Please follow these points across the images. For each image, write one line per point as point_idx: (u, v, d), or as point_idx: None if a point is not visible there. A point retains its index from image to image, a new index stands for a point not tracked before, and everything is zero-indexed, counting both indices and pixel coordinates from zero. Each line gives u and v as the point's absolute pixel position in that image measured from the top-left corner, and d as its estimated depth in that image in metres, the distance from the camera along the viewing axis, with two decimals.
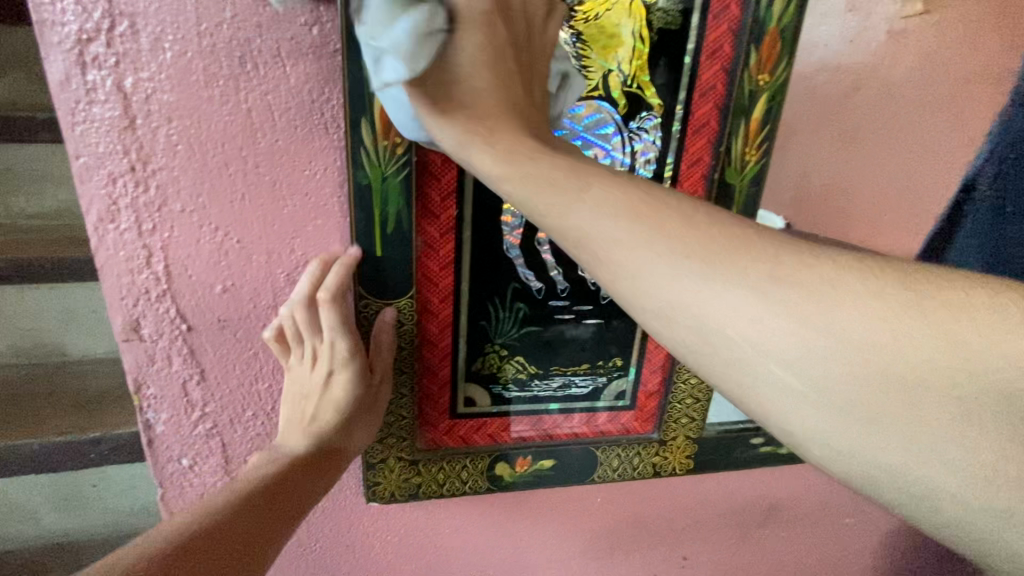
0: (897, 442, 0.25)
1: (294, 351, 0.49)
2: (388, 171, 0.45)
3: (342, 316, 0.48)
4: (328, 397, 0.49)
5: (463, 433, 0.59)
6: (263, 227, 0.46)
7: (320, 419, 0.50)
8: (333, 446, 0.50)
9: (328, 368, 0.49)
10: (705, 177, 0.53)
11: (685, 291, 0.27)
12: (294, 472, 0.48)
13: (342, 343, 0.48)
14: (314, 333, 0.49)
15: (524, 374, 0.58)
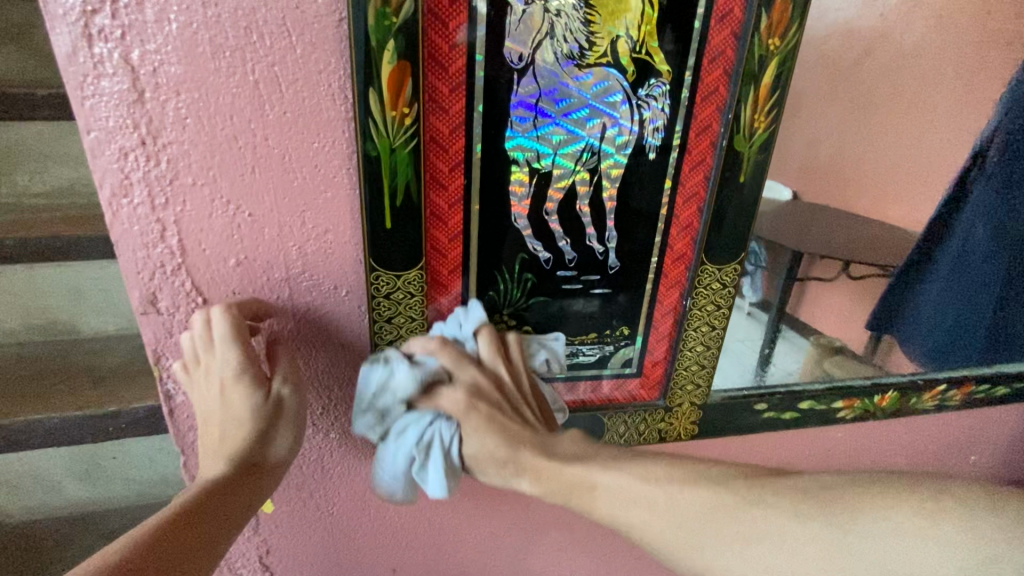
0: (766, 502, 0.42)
1: (192, 375, 0.49)
2: (395, 141, 0.45)
3: (227, 328, 0.47)
4: (235, 412, 0.49)
5: None
6: (274, 200, 0.47)
7: (234, 435, 0.49)
8: (252, 459, 0.49)
9: (222, 384, 0.48)
10: (714, 145, 0.53)
11: (614, 494, 0.48)
12: (215, 490, 0.47)
13: (229, 355, 0.47)
14: (209, 348, 0.48)
15: None
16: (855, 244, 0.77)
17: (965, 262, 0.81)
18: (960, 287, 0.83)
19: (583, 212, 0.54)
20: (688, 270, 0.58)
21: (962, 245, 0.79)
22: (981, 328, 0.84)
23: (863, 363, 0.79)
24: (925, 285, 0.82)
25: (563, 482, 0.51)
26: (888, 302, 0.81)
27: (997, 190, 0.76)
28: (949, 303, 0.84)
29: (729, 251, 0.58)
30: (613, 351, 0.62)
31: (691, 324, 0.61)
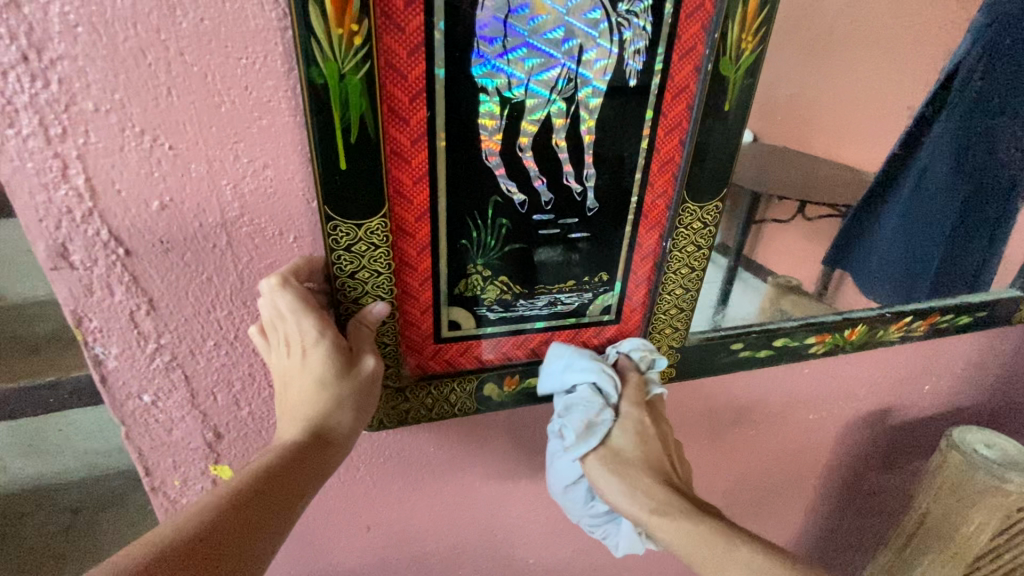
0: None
1: (267, 344, 0.46)
2: (345, 66, 0.39)
3: (298, 295, 0.44)
4: (311, 378, 0.45)
5: (448, 356, 0.57)
6: (198, 131, 0.40)
7: (309, 400, 0.45)
8: (325, 430, 0.45)
9: (299, 349, 0.45)
10: (697, 70, 0.48)
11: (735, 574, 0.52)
12: (287, 460, 0.43)
13: (307, 321, 0.44)
14: (279, 315, 0.44)
15: (509, 295, 0.55)
16: (818, 183, 0.76)
17: (923, 195, 0.81)
18: (917, 222, 0.83)
19: (558, 146, 0.49)
20: (670, 209, 0.55)
21: (921, 177, 0.80)
22: (932, 263, 0.86)
23: (814, 301, 0.79)
24: (883, 221, 0.82)
25: (688, 538, 0.54)
26: (849, 237, 0.81)
27: (958, 121, 0.77)
28: (906, 239, 0.85)
29: (712, 188, 0.54)
30: (592, 298, 0.59)
31: (672, 267, 0.58)
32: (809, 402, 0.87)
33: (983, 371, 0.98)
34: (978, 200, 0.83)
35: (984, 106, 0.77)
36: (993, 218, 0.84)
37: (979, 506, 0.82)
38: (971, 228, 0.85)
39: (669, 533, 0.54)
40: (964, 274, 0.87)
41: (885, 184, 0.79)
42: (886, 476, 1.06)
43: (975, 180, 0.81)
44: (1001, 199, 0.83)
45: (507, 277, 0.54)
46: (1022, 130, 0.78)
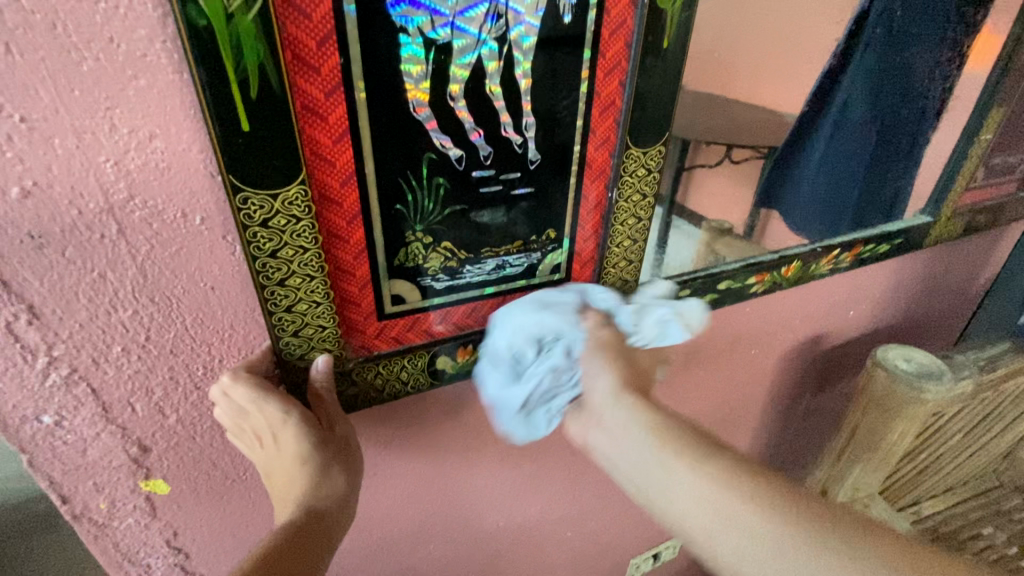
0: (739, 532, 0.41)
1: (243, 436, 0.48)
2: (232, 4, 0.32)
3: (257, 387, 0.46)
4: (293, 455, 0.48)
5: (395, 332, 0.53)
6: (57, 96, 0.33)
7: (299, 473, 0.48)
8: (320, 502, 0.48)
9: (273, 433, 0.47)
10: (634, 3, 0.45)
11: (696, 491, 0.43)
12: (298, 530, 0.46)
13: (273, 407, 0.46)
14: (242, 411, 0.46)
15: (455, 261, 0.52)
16: (741, 128, 0.76)
17: (840, 131, 0.85)
18: (837, 158, 0.88)
19: (494, 94, 0.45)
20: (613, 157, 0.52)
21: (838, 114, 0.83)
22: (852, 196, 0.91)
23: (744, 243, 0.80)
24: (804, 162, 0.86)
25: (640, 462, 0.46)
26: (772, 179, 0.84)
27: (874, 57, 0.80)
28: (826, 174, 0.89)
29: (654, 132, 0.52)
30: (543, 256, 0.56)
31: (618, 218, 0.56)
32: (751, 338, 0.91)
33: (898, 292, 1.06)
34: (893, 133, 0.88)
35: (897, 40, 0.80)
36: (903, 148, 0.90)
37: (902, 416, 0.88)
38: (885, 160, 0.90)
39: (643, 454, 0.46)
40: (878, 209, 0.93)
41: (805, 122, 0.82)
42: (819, 397, 1.15)
43: (888, 113, 0.86)
44: (908, 133, 0.88)
45: (450, 242, 0.50)
46: (929, 61, 0.82)
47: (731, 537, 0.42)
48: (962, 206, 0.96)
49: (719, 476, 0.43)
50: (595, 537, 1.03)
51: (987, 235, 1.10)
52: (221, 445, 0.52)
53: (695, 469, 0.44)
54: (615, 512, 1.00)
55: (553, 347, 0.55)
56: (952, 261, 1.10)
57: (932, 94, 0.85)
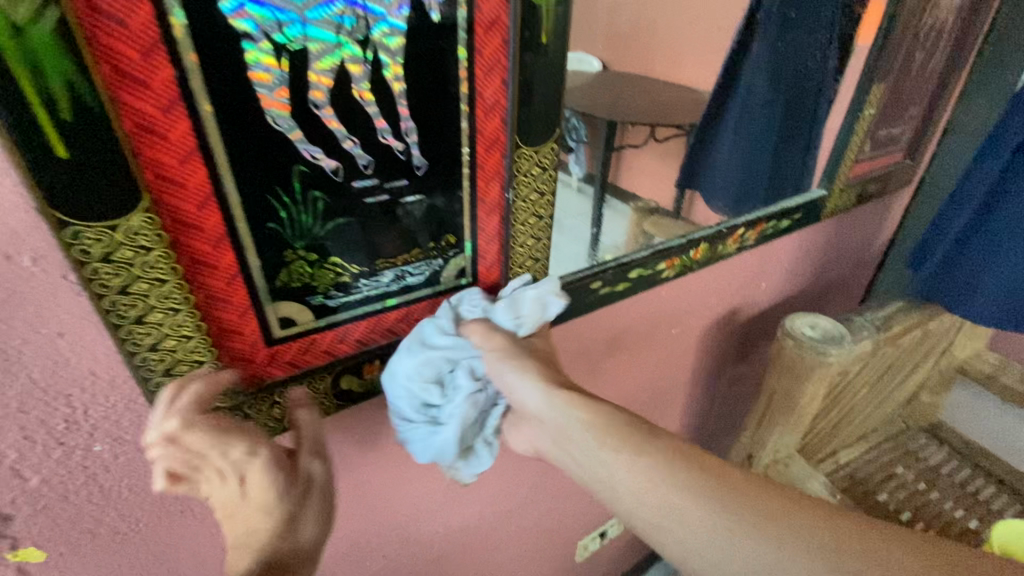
0: (687, 527, 0.42)
1: (192, 482, 0.42)
2: (17, 14, 0.28)
3: (209, 432, 0.42)
4: (263, 498, 0.44)
5: (289, 357, 0.49)
6: None
7: (265, 520, 0.44)
8: (284, 546, 0.45)
9: (239, 477, 0.43)
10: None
11: (638, 495, 0.44)
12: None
13: (235, 450, 0.43)
14: (195, 458, 0.41)
15: (348, 276, 0.49)
16: (647, 112, 0.92)
17: (749, 106, 1.00)
18: (747, 131, 1.03)
19: (365, 100, 0.42)
20: (505, 157, 0.51)
21: (745, 93, 0.99)
22: (763, 168, 1.03)
23: (672, 221, 0.86)
24: (721, 134, 1.03)
25: (591, 470, 0.47)
26: (692, 151, 1.00)
27: (771, 44, 0.94)
28: (740, 146, 1.04)
29: (543, 129, 0.51)
30: (444, 262, 0.54)
31: (518, 218, 0.56)
32: (672, 318, 0.94)
33: (804, 262, 1.13)
34: (795, 112, 0.99)
35: (790, 25, 0.91)
36: (807, 128, 0.98)
37: (812, 380, 0.93)
38: (794, 136, 1.00)
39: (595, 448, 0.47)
40: (790, 179, 1.01)
41: (718, 102, 1.00)
42: (741, 365, 1.20)
43: (791, 90, 0.98)
44: (811, 109, 0.97)
45: (339, 258, 0.47)
46: (816, 42, 0.91)
47: (693, 535, 0.42)
48: (852, 178, 1.02)
49: (656, 466, 0.45)
50: (540, 525, 1.04)
51: (879, 201, 1.18)
52: (101, 501, 0.47)
53: (634, 461, 0.45)
54: (556, 499, 1.02)
55: (455, 377, 0.55)
56: (851, 228, 1.18)
57: (827, 72, 0.92)
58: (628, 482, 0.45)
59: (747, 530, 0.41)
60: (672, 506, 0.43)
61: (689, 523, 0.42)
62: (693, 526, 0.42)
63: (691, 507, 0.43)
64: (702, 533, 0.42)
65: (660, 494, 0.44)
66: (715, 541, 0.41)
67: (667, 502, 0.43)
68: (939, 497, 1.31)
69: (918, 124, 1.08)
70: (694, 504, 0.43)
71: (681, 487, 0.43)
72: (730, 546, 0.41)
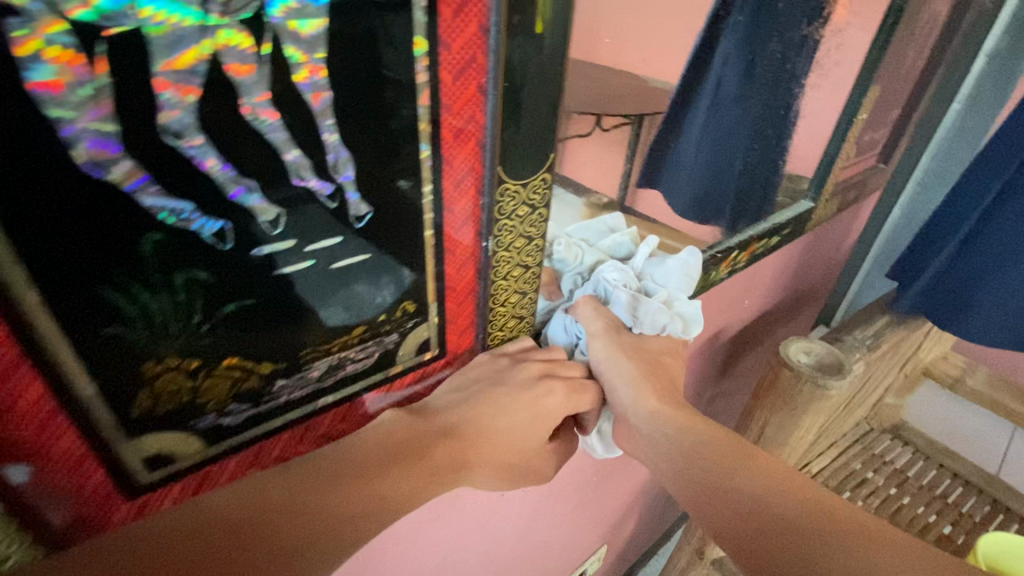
0: (722, 479, 0.47)
1: None
2: None
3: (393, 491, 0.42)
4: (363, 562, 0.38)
5: (170, 504, 0.33)
6: None
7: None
8: None
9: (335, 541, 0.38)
10: None
11: (675, 463, 0.50)
12: None
13: None
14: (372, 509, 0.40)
15: (257, 381, 0.32)
16: (600, 92, 0.65)
17: (717, 112, 0.78)
18: (713, 136, 0.81)
19: (268, 123, 0.26)
20: (482, 194, 0.37)
21: (715, 90, 0.75)
22: (731, 183, 0.84)
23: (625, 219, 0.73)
24: (682, 137, 0.79)
25: (648, 432, 0.52)
26: (655, 152, 0.77)
27: (745, 35, 0.71)
28: (705, 152, 0.82)
29: (534, 155, 0.37)
30: (401, 338, 0.39)
31: (498, 272, 0.41)
32: None
33: (783, 276, 1.04)
34: (770, 123, 0.80)
35: (770, 13, 0.70)
36: (776, 140, 0.83)
37: (808, 413, 0.83)
38: (766, 149, 0.83)
39: (662, 415, 0.52)
40: (756, 195, 0.87)
41: (680, 96, 0.75)
42: (718, 384, 1.11)
43: (764, 95, 0.77)
44: (782, 117, 0.80)
45: (240, 357, 0.31)
46: (795, 36, 0.72)
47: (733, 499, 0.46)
48: (838, 185, 0.94)
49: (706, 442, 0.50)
50: None
51: (854, 207, 1.11)
52: None
53: (707, 440, 0.51)
54: (529, 561, 0.88)
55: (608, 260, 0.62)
56: (826, 236, 1.10)
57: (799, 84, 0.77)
58: (703, 448, 0.50)
59: (759, 509, 0.44)
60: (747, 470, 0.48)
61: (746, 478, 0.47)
62: (714, 482, 0.47)
63: (724, 467, 0.48)
64: (746, 500, 0.45)
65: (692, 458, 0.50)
66: (740, 499, 0.46)
67: (695, 463, 0.49)
68: (911, 501, 1.27)
69: (894, 127, 1.01)
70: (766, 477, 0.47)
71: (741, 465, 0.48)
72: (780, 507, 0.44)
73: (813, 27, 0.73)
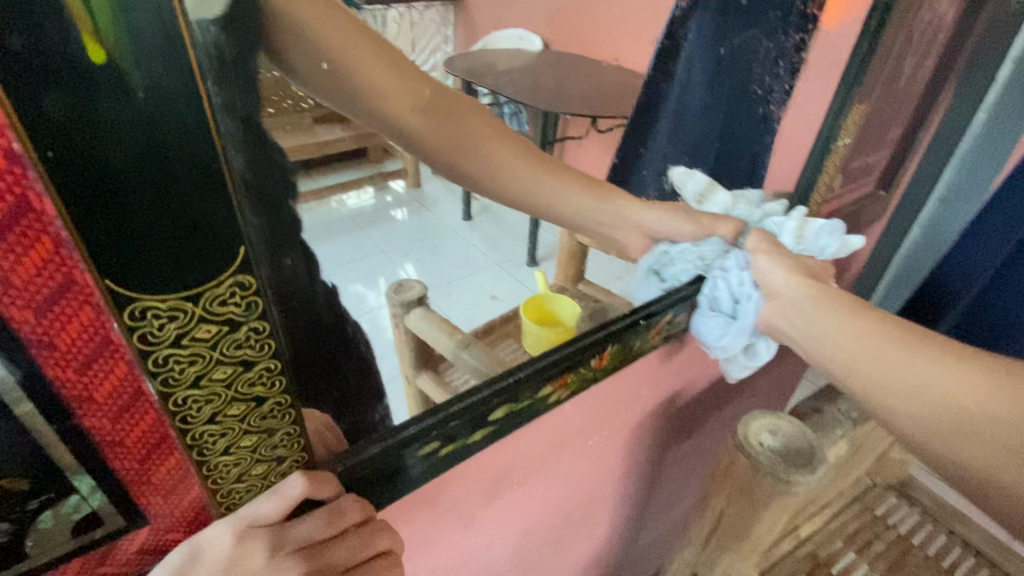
0: (851, 333, 0.45)
1: None
2: None
3: None
4: None
5: None
6: None
7: None
8: None
9: None
10: None
11: (810, 320, 0.48)
12: None
13: None
14: None
15: None
16: None
17: (682, 122, 0.74)
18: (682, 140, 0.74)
19: None
20: (102, 322, 0.22)
21: (682, 91, 0.73)
22: None
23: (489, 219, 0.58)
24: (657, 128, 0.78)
25: (790, 300, 0.50)
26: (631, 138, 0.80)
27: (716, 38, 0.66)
28: (679, 145, 0.74)
29: (189, 254, 0.22)
30: (22, 527, 0.26)
31: (191, 418, 0.27)
32: (581, 429, 0.66)
33: None
34: (741, 138, 0.69)
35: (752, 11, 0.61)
36: (748, 164, 0.69)
37: (770, 509, 0.67)
38: (736, 170, 0.70)
39: (803, 290, 0.50)
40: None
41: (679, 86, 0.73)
42: (690, 443, 0.93)
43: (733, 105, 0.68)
44: (748, 140, 0.68)
45: None
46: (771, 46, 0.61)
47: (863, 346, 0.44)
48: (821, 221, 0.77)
49: (823, 304, 0.48)
50: None
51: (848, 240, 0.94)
52: None
53: (823, 307, 0.47)
54: None
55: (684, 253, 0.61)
56: None
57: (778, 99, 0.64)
58: (822, 315, 0.47)
59: (874, 361, 0.43)
60: (852, 330, 0.45)
61: (859, 336, 0.44)
62: (850, 333, 0.45)
63: (839, 325, 0.46)
64: (871, 351, 0.43)
65: (828, 312, 0.47)
66: (866, 358, 0.43)
67: (829, 314, 0.47)
68: None
69: (896, 147, 0.84)
70: (888, 328, 0.44)
71: (863, 328, 0.45)
72: (903, 365, 0.42)
73: (800, 39, 0.59)
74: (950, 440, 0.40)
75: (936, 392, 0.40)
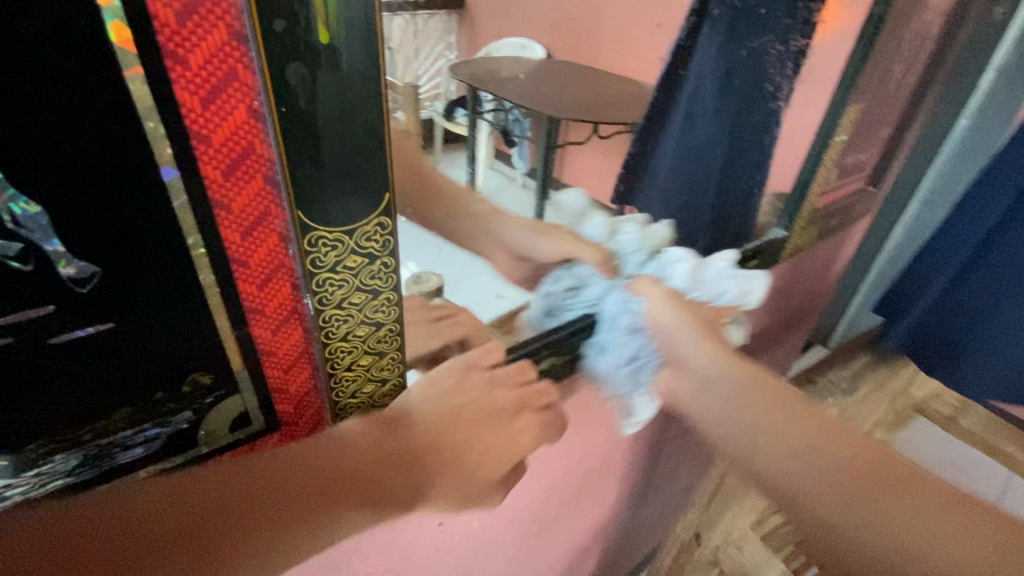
0: (764, 437, 0.44)
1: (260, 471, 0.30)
2: None
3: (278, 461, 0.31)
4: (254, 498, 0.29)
5: None
6: None
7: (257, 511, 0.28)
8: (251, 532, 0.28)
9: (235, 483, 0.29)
10: None
11: (714, 419, 0.48)
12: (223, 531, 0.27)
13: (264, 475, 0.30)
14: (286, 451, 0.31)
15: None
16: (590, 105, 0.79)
17: (692, 127, 0.80)
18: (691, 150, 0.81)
19: None
20: (284, 245, 0.29)
21: (690, 100, 0.79)
22: (705, 202, 0.80)
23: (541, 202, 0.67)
24: (665, 137, 0.85)
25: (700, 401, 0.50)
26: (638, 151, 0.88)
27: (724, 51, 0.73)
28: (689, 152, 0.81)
29: (354, 197, 0.29)
30: (200, 417, 0.32)
31: (331, 334, 0.33)
32: None
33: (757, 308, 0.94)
34: (745, 142, 0.77)
35: (762, 25, 0.69)
36: (751, 163, 0.78)
37: None
38: (738, 173, 0.79)
39: (713, 379, 0.49)
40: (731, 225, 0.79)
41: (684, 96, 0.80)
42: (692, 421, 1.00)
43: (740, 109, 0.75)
44: (753, 140, 0.77)
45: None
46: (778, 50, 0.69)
47: (776, 458, 0.43)
48: (817, 212, 0.84)
49: (732, 396, 0.47)
50: None
51: (840, 233, 1.01)
52: None
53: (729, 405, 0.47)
54: None
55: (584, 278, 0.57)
56: (810, 263, 1.00)
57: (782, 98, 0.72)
58: (728, 420, 0.47)
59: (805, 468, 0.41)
60: (766, 435, 0.44)
61: (768, 442, 0.44)
62: (759, 436, 0.44)
63: (745, 425, 0.46)
64: (780, 462, 0.43)
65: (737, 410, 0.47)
66: (798, 472, 0.42)
67: (735, 418, 0.46)
68: None
69: (884, 147, 0.92)
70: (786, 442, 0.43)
71: (784, 433, 0.43)
72: (819, 483, 0.41)
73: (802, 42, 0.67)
74: (848, 546, 0.39)
75: (821, 509, 0.40)
